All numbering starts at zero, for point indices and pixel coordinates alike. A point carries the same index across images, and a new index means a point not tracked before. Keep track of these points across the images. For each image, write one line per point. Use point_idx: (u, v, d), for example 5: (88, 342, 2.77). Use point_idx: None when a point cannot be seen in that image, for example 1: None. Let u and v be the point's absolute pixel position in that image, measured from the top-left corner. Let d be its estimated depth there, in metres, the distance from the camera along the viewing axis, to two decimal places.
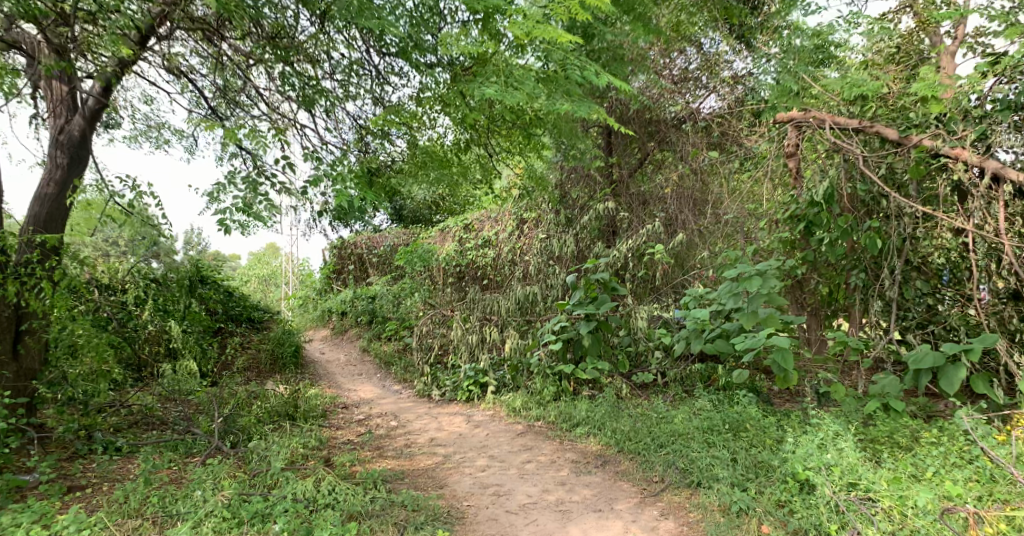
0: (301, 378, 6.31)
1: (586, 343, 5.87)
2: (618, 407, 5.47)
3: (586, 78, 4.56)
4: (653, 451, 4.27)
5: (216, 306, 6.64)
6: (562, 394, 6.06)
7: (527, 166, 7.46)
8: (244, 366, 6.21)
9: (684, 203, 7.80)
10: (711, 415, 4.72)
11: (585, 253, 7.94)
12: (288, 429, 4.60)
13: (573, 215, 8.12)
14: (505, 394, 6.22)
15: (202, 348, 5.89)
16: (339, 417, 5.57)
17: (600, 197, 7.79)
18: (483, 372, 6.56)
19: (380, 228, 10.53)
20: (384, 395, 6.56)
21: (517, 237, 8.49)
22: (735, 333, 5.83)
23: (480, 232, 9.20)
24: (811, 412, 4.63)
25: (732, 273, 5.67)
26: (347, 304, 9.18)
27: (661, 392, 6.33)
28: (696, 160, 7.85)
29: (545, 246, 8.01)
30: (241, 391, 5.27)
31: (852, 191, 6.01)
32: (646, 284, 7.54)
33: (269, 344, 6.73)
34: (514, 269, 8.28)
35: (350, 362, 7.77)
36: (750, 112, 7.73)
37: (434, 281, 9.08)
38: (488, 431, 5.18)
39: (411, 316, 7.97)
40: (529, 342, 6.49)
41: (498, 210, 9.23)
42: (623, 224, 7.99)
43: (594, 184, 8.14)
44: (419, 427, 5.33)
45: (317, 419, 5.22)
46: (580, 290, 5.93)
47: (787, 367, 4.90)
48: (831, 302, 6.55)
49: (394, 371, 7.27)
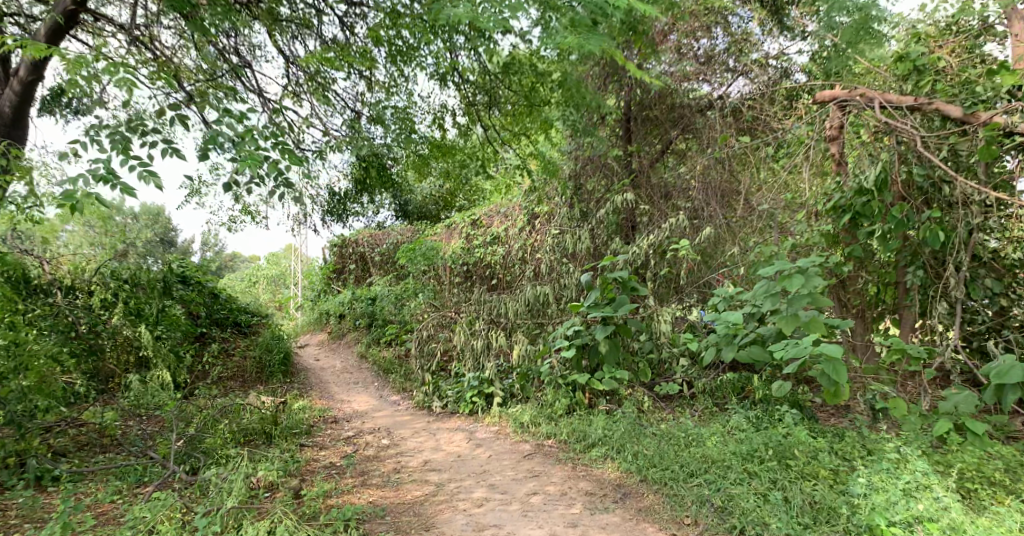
0: (289, 389, 5.77)
1: (603, 349, 5.10)
2: (640, 424, 4.82)
3: (598, 7, 3.77)
4: (682, 481, 3.63)
5: (196, 309, 6.09)
6: (576, 407, 5.41)
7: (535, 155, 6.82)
8: (224, 376, 5.66)
9: (711, 194, 7.10)
10: (749, 437, 4.06)
11: (601, 250, 7.27)
12: (260, 452, 4.04)
13: (588, 209, 7.46)
14: (512, 407, 5.61)
15: (177, 356, 5.36)
16: (326, 433, 5.01)
17: (618, 189, 7.13)
18: (489, 382, 5.95)
19: (383, 225, 9.96)
20: (380, 408, 5.97)
21: (528, 234, 7.89)
22: (772, 339, 5.14)
23: (489, 229, 8.59)
24: (869, 436, 3.93)
25: (770, 270, 4.99)
26: (345, 307, 8.61)
27: (687, 406, 5.65)
28: (723, 147, 7.13)
29: (557, 243, 7.37)
30: (214, 406, 4.71)
31: (906, 177, 5.27)
32: (669, 283, 6.89)
33: (256, 351, 6.19)
34: (525, 268, 7.66)
35: (347, 369, 7.21)
36: (784, 94, 7.00)
37: (439, 281, 8.50)
38: (490, 452, 4.56)
39: (413, 319, 7.36)
40: (538, 348, 5.86)
41: (508, 205, 8.60)
42: (643, 218, 7.31)
43: (611, 175, 7.47)
44: (414, 445, 4.74)
45: (299, 437, 4.66)
46: (597, 291, 5.16)
47: (840, 380, 4.08)
48: (879, 303, 5.84)
49: (393, 380, 6.68)
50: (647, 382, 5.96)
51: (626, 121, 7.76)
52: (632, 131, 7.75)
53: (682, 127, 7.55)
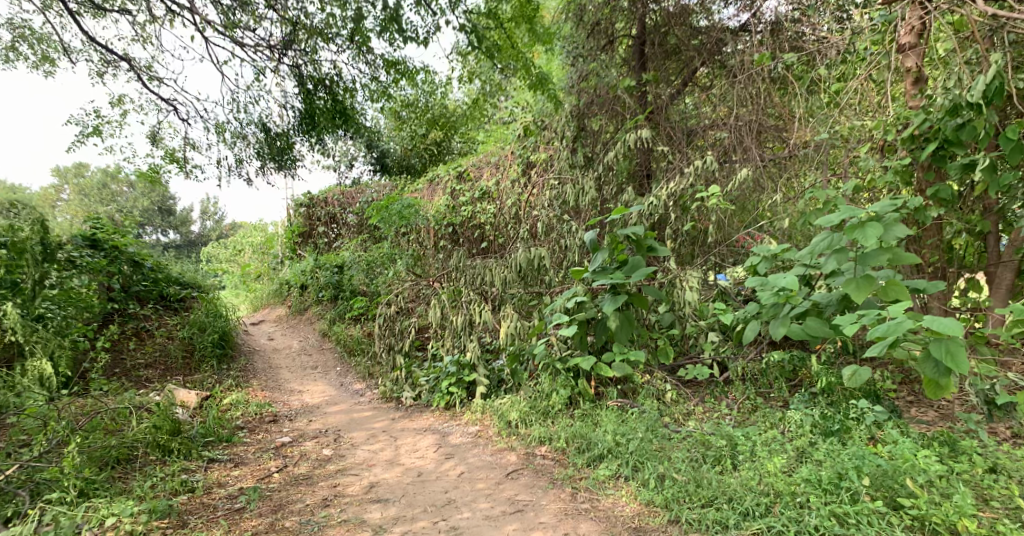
0: (221, 383, 4.56)
1: (612, 325, 4.05)
2: (665, 428, 3.64)
3: None
4: (736, 529, 2.54)
5: (107, 280, 4.83)
6: (578, 399, 4.26)
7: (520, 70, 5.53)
8: (137, 366, 4.44)
9: (743, 132, 5.71)
10: (826, 457, 2.83)
11: (610, 203, 5.99)
12: (132, 482, 2.84)
13: (593, 153, 6.13)
14: (498, 399, 4.44)
15: (69, 340, 4.05)
16: (255, 439, 3.83)
17: (630, 126, 5.77)
18: (469, 368, 4.73)
19: (358, 181, 8.69)
20: (335, 401, 4.80)
21: (523, 187, 6.64)
22: (835, 309, 3.94)
23: (478, 182, 7.36)
24: (1006, 450, 2.75)
25: (833, 219, 3.73)
26: (307, 276, 7.31)
27: (720, 396, 4.45)
28: (757, 71, 5.69)
29: (556, 195, 6.08)
30: (90, 408, 3.47)
31: (1020, 89, 3.96)
32: (693, 241, 5.64)
33: (186, 330, 4.94)
34: (519, 228, 6.40)
35: (305, 352, 6.01)
36: (837, 4, 5.60)
37: (422, 246, 7.28)
38: (463, 468, 3.40)
39: (385, 289, 6.15)
40: (531, 325, 4.67)
41: (499, 154, 7.31)
42: (660, 163, 5.97)
43: (620, 110, 6.08)
44: (365, 457, 3.58)
45: (211, 447, 3.49)
46: (606, 252, 4.09)
47: (951, 373, 2.84)
48: (964, 260, 4.63)
49: (357, 364, 5.50)
50: (667, 364, 4.82)
51: (638, 47, 6.34)
52: (647, 57, 6.35)
53: (708, 51, 6.12)
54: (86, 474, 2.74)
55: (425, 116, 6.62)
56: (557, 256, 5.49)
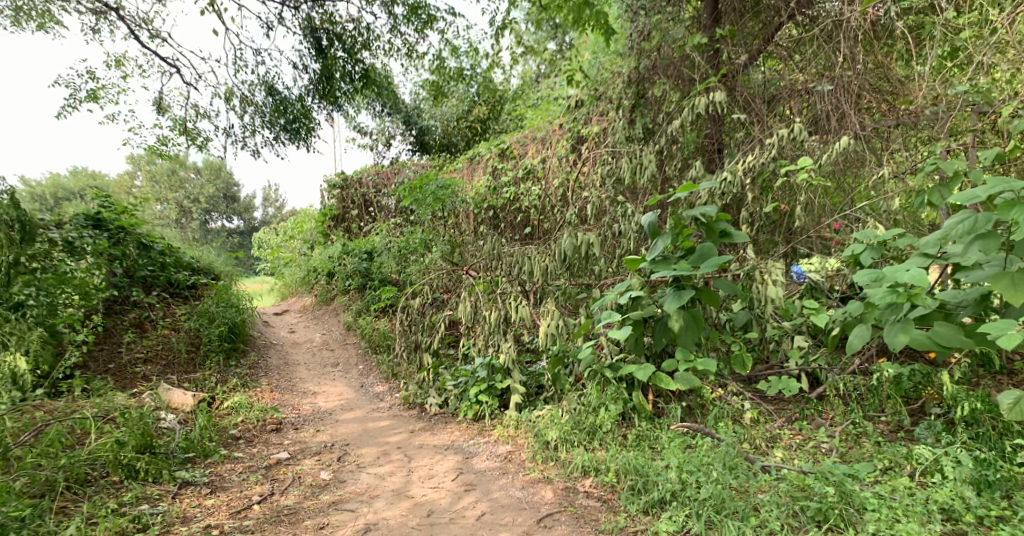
0: (225, 383, 4.05)
1: (674, 327, 3.27)
2: (747, 465, 2.84)
3: None
4: None
5: (109, 265, 4.38)
6: (633, 415, 3.52)
7: (571, 15, 4.78)
8: (134, 361, 3.99)
9: (841, 95, 4.67)
10: None
11: (673, 181, 5.11)
12: (69, 520, 2.26)
13: (654, 123, 5.23)
14: (535, 412, 3.73)
15: (53, 332, 3.62)
16: (250, 452, 3.28)
17: (699, 89, 4.82)
18: (503, 373, 4.03)
19: (396, 162, 8.13)
20: (352, 407, 4.21)
21: (573, 165, 5.85)
22: (976, 313, 2.94)
23: (522, 160, 6.62)
24: None
25: (978, 191, 2.73)
26: (335, 262, 6.76)
27: (813, 418, 3.58)
28: (861, 21, 4.61)
29: (608, 172, 5.24)
30: (58, 412, 2.98)
31: None
32: (775, 227, 4.72)
33: (195, 321, 4.48)
34: (566, 210, 5.63)
35: (327, 346, 5.47)
36: None
37: (459, 231, 6.63)
38: (486, 508, 2.74)
39: (417, 278, 5.53)
40: (577, 323, 3.90)
41: (546, 130, 6.54)
42: (735, 135, 5.04)
43: (687, 73, 5.08)
44: (370, 484, 2.95)
45: (189, 466, 2.91)
46: (668, 238, 3.28)
47: None
48: None
49: (380, 362, 4.90)
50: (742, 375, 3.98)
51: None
52: (722, 12, 5.30)
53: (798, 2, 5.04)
54: (7, 511, 2.18)
55: (451, 69, 6.02)
56: (610, 242, 4.69)
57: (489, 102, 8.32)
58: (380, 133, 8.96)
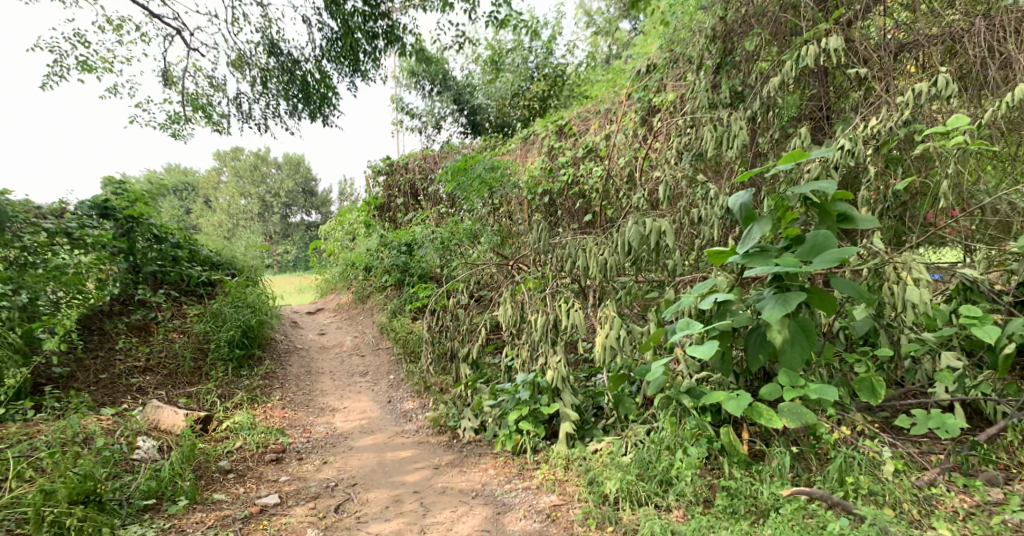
0: (227, 400, 3.49)
1: (778, 340, 2.36)
2: None
3: None
4: None
5: (113, 262, 3.96)
6: (722, 460, 2.62)
7: None
8: (130, 371, 3.54)
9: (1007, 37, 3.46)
10: None
11: (770, 153, 4.06)
12: None
13: (744, 85, 4.19)
14: (591, 449, 2.90)
15: (26, 338, 3.19)
16: (234, 492, 2.68)
17: (806, 37, 3.73)
18: (550, 395, 3.21)
19: (445, 145, 7.43)
20: (372, 429, 3.54)
21: (642, 139, 4.88)
22: None
23: (582, 138, 5.71)
24: None
25: None
26: (373, 256, 6.15)
27: (984, 475, 2.55)
28: None
29: (686, 145, 4.25)
30: (5, 442, 2.50)
31: None
32: (910, 208, 3.59)
33: (202, 326, 3.95)
34: (632, 193, 4.69)
35: (358, 352, 4.85)
36: None
37: (509, 219, 5.83)
38: None
39: (456, 275, 4.78)
40: (644, 335, 3.02)
41: (611, 102, 5.59)
42: (854, 95, 3.91)
43: (789, 21, 3.98)
44: None
45: (148, 517, 2.35)
46: (767, 221, 2.36)
47: None
48: None
49: (412, 373, 4.20)
50: (871, 404, 2.96)
51: None
52: None
53: None
54: None
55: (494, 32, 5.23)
56: (688, 231, 3.73)
57: (547, 78, 7.41)
58: (429, 114, 8.31)
